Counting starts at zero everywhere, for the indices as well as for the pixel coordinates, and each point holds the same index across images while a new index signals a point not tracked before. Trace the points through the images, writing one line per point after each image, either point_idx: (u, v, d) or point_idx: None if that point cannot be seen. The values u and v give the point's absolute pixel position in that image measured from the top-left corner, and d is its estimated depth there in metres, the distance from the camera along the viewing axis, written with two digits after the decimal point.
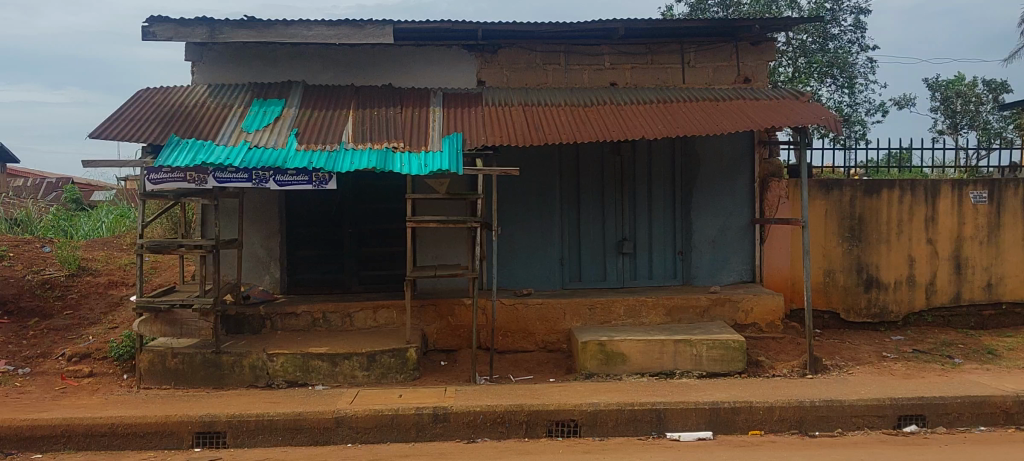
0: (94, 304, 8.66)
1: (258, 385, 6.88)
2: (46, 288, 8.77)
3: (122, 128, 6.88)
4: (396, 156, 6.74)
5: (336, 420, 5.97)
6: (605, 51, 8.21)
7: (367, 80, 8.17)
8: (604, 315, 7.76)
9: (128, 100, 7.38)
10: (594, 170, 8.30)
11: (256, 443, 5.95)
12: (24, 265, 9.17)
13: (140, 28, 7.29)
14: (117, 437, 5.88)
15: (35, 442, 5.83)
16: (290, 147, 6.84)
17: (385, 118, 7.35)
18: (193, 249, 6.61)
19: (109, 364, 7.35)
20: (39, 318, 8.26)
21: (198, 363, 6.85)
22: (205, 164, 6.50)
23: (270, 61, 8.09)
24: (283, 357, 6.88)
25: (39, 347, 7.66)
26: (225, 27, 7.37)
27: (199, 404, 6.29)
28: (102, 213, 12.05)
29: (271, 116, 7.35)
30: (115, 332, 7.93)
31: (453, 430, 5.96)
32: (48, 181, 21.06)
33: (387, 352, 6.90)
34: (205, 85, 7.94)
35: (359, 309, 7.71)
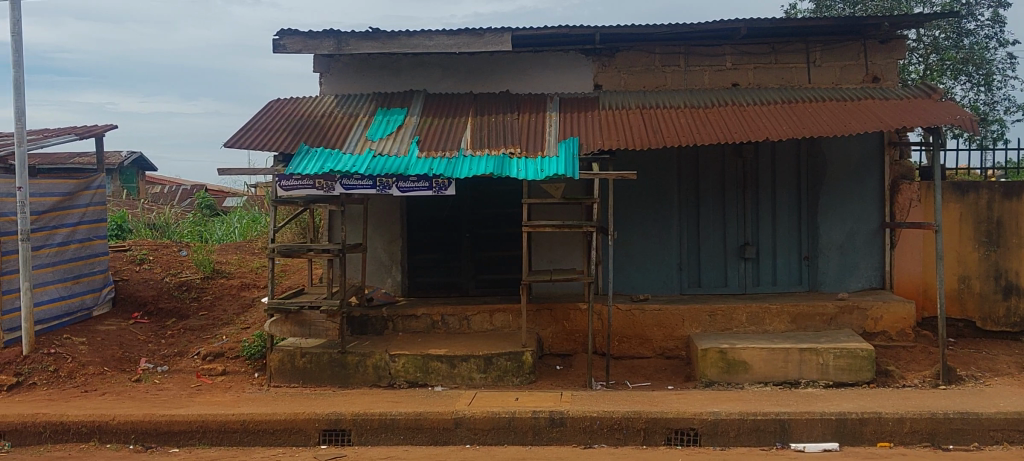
0: (227, 305, 9.08)
1: (381, 385, 7.08)
2: (182, 289, 9.27)
3: (255, 137, 7.23)
4: (513, 162, 6.82)
5: (455, 421, 6.08)
6: (726, 51, 8.07)
7: (487, 87, 8.28)
8: (725, 322, 7.63)
9: (260, 110, 7.75)
10: (714, 172, 8.18)
11: (378, 441, 6.12)
12: (163, 268, 9.72)
13: (272, 41, 7.63)
14: (248, 433, 6.16)
15: (173, 436, 6.17)
16: (412, 154, 7.01)
17: (503, 125, 7.44)
18: (322, 252, 6.88)
19: (242, 363, 7.69)
20: (176, 318, 8.73)
21: (325, 363, 7.11)
22: (332, 172, 6.78)
23: (392, 70, 8.32)
24: (405, 358, 7.05)
25: (176, 347, 8.10)
26: (351, 39, 7.66)
27: (325, 403, 6.52)
28: (235, 218, 12.56)
29: (394, 124, 7.55)
30: (246, 332, 8.28)
31: (570, 434, 5.98)
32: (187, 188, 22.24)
33: (504, 355, 6.97)
34: (332, 95, 8.26)
35: (476, 312, 7.82)
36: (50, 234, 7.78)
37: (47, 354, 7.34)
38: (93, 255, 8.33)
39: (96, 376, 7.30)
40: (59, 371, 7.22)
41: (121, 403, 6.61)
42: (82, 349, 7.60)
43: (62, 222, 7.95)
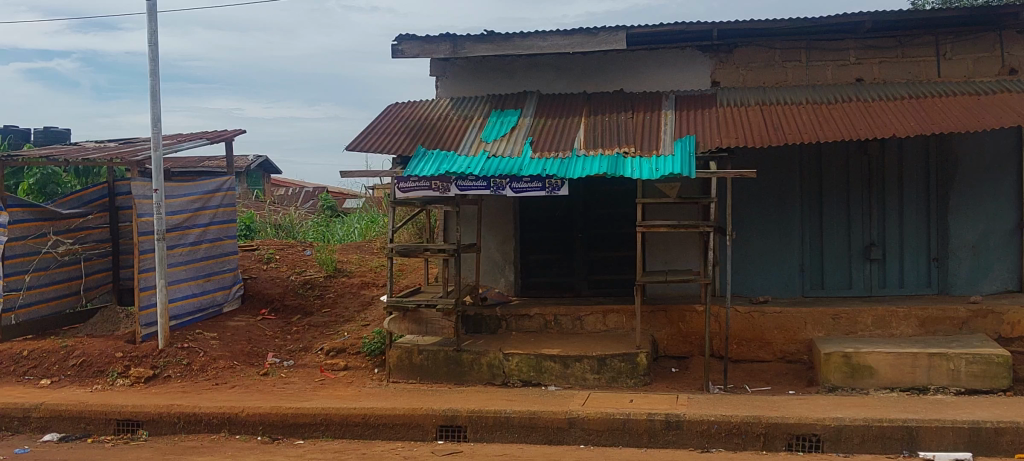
0: (349, 302, 9.32)
1: (495, 383, 7.16)
2: (307, 287, 9.61)
3: (375, 141, 7.45)
4: (627, 161, 6.80)
5: (569, 421, 6.10)
6: (850, 45, 7.81)
7: (601, 86, 8.25)
8: (849, 325, 7.38)
9: (379, 114, 7.99)
10: (837, 170, 7.93)
11: (493, 439, 6.21)
12: (288, 266, 10.12)
13: (391, 46, 7.85)
14: (369, 427, 6.35)
15: (298, 428, 6.41)
16: (526, 155, 7.08)
17: (617, 124, 7.41)
18: (438, 252, 7.02)
19: (363, 359, 7.91)
20: (301, 314, 9.06)
21: (441, 360, 7.25)
22: (447, 174, 6.92)
23: (507, 72, 8.41)
24: (519, 357, 7.11)
25: (302, 342, 8.40)
26: (467, 42, 7.80)
27: (442, 400, 6.64)
28: (355, 219, 12.79)
29: (508, 125, 7.63)
30: (367, 329, 8.51)
31: (686, 438, 5.91)
32: (311, 189, 22.95)
33: (619, 356, 6.93)
34: (448, 98, 8.42)
35: (589, 312, 7.80)
36: (183, 234, 8.20)
37: (181, 348, 7.74)
38: (223, 254, 8.73)
39: (226, 369, 7.65)
40: (192, 364, 7.60)
41: (249, 396, 6.91)
42: (213, 344, 7.97)
43: (194, 222, 8.36)
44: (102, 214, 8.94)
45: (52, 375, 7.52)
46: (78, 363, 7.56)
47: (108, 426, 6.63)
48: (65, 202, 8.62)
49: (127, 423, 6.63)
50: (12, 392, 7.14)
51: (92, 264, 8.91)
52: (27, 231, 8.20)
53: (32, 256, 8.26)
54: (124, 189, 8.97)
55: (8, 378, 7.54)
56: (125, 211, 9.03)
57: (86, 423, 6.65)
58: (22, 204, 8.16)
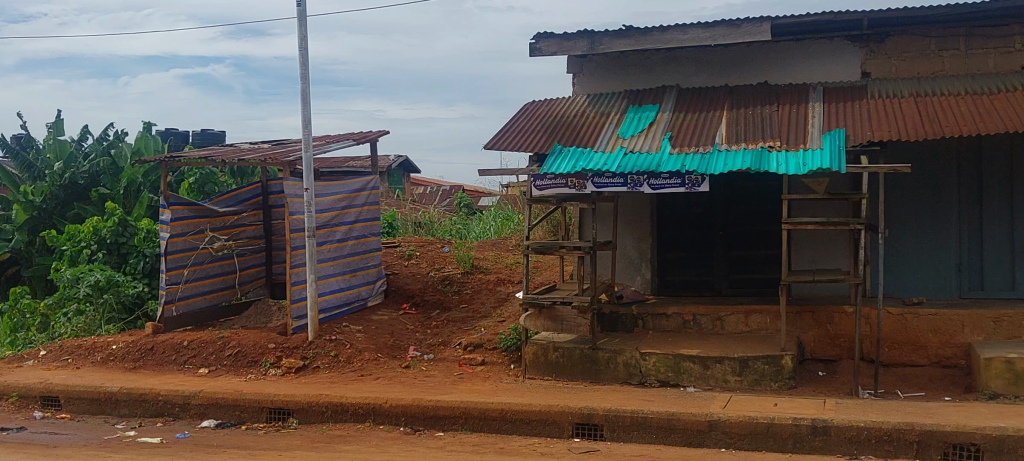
0: (485, 299, 9.40)
1: (632, 383, 7.09)
2: (445, 283, 9.80)
3: (513, 139, 7.56)
4: (772, 156, 6.61)
5: (710, 424, 5.97)
6: (1015, 31, 7.32)
7: (743, 79, 8.05)
8: (1012, 330, 6.94)
9: (517, 113, 8.09)
10: (1000, 165, 7.45)
11: (631, 439, 6.17)
12: (428, 263, 10.36)
13: (529, 45, 7.96)
14: (507, 422, 6.43)
15: (439, 420, 6.55)
16: (665, 150, 6.99)
17: (761, 118, 7.21)
18: (573, 250, 7.03)
19: (499, 354, 7.98)
20: (440, 310, 9.24)
21: (577, 358, 7.25)
22: (584, 171, 6.93)
23: (646, 67, 8.34)
24: (656, 357, 7.02)
25: (441, 336, 8.57)
26: (604, 38, 7.82)
27: (579, 398, 6.64)
28: (491, 215, 12.93)
29: (646, 121, 7.56)
30: (503, 325, 8.58)
31: (833, 444, 5.70)
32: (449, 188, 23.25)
33: (762, 358, 6.74)
34: (585, 95, 8.44)
35: (730, 312, 7.63)
36: (331, 231, 8.53)
37: (329, 340, 8.05)
38: (366, 251, 9.06)
39: (371, 361, 7.88)
40: (339, 356, 7.88)
41: (391, 388, 7.11)
42: (358, 337, 8.24)
43: (340, 220, 8.68)
44: (256, 212, 9.48)
45: (210, 364, 7.95)
46: (233, 353, 7.97)
47: (260, 413, 6.96)
48: (222, 200, 9.08)
49: (278, 412, 6.94)
50: (174, 380, 7.60)
51: (246, 260, 9.39)
52: (187, 228, 8.67)
53: (191, 251, 8.74)
54: (276, 188, 9.56)
55: (171, 366, 8.03)
56: (277, 209, 9.61)
57: (241, 410, 7.00)
58: (184, 203, 8.67)
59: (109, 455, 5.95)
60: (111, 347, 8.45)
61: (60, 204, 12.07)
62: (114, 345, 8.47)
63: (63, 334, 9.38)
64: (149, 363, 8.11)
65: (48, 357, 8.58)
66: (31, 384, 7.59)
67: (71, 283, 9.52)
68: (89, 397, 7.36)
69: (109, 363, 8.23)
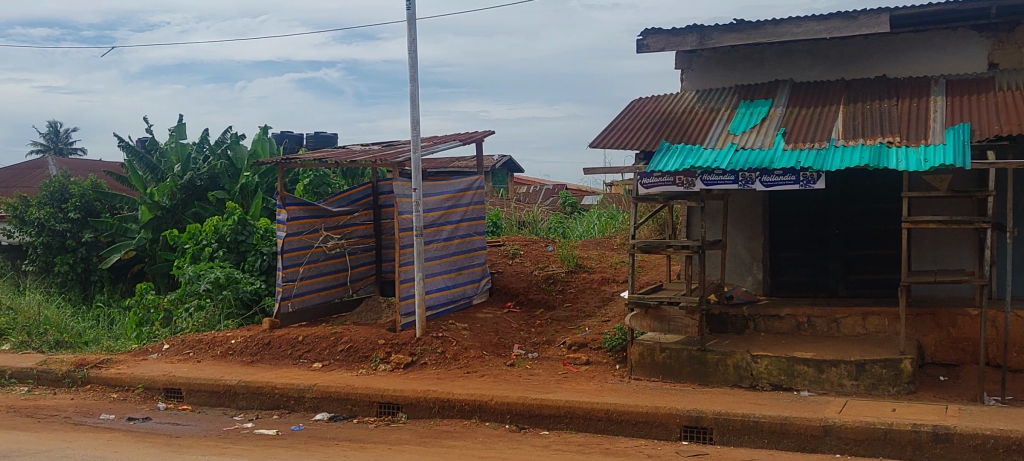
0: (589, 298, 9.36)
1: (742, 386, 6.95)
2: (549, 282, 9.81)
3: (619, 136, 7.58)
4: (891, 152, 6.38)
5: (824, 429, 5.81)
6: None
7: (860, 73, 7.79)
8: None
9: (623, 110, 8.11)
10: None
11: (742, 443, 6.05)
12: (533, 262, 10.42)
13: (636, 41, 7.97)
14: (613, 423, 6.39)
15: (544, 419, 6.56)
16: (777, 147, 6.85)
17: (879, 112, 6.96)
18: (681, 249, 6.94)
19: (605, 354, 7.94)
20: (544, 308, 9.26)
21: (686, 359, 7.15)
22: (693, 168, 6.84)
23: (757, 61, 8.18)
24: (768, 360, 6.85)
25: (545, 335, 8.59)
26: (714, 33, 7.75)
27: (686, 399, 6.55)
28: (595, 215, 12.75)
29: (758, 117, 7.42)
30: (608, 325, 8.53)
31: (957, 452, 5.45)
32: (550, 187, 23.23)
33: (879, 361, 6.51)
34: (694, 91, 8.36)
35: (846, 314, 7.39)
36: (438, 230, 8.73)
37: (435, 337, 8.17)
38: (472, 249, 9.25)
39: (477, 359, 7.96)
40: (446, 353, 7.99)
41: (497, 385, 7.16)
42: (465, 334, 8.34)
43: (447, 220, 8.87)
44: (366, 213, 9.72)
45: (323, 359, 8.18)
46: (345, 348, 8.18)
47: (371, 407, 7.12)
48: (336, 201, 9.34)
49: (387, 406, 7.08)
50: (289, 373, 7.85)
51: (357, 258, 9.64)
52: (303, 227, 8.97)
53: (306, 249, 9.03)
54: (386, 189, 9.79)
55: (286, 360, 8.30)
56: (387, 210, 9.81)
57: (352, 405, 7.18)
58: (299, 203, 8.95)
59: (228, 446, 6.18)
60: (230, 342, 8.79)
61: (182, 204, 12.60)
62: (233, 339, 8.81)
63: (186, 328, 9.79)
64: (266, 357, 8.40)
65: (171, 350, 9.00)
66: (156, 376, 7.97)
67: (193, 279, 10.10)
68: (209, 389, 7.68)
69: (227, 357, 8.56)
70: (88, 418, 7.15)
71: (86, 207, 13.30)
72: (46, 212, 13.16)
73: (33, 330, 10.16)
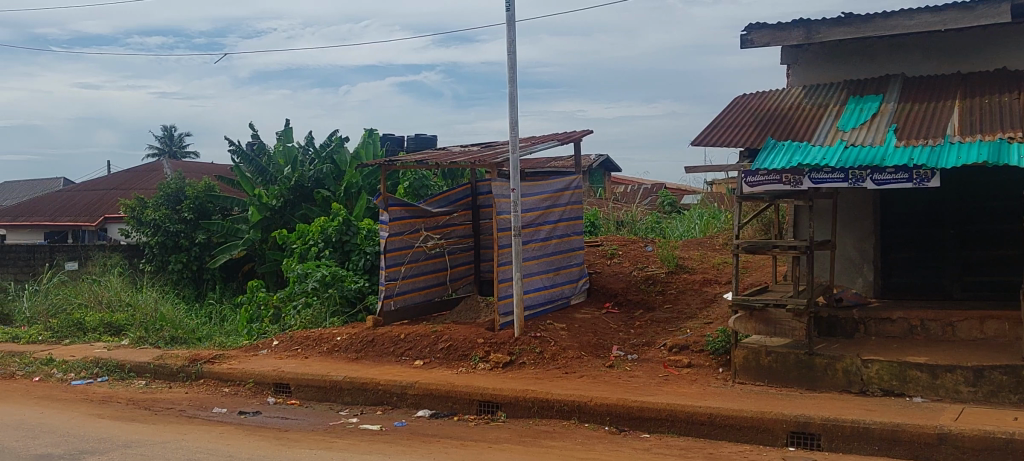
0: (691, 299, 9.19)
1: (852, 391, 6.72)
2: (648, 283, 9.69)
3: (722, 134, 7.51)
4: (1013, 148, 6.07)
5: (939, 436, 5.57)
6: None
7: (978, 66, 7.45)
8: None
9: (727, 107, 8.02)
10: None
11: (851, 450, 5.85)
12: (632, 262, 10.32)
13: (740, 37, 7.84)
14: (716, 427, 6.27)
15: (645, 422, 6.48)
16: (889, 143, 6.63)
17: (1000, 106, 6.64)
18: (788, 249, 6.76)
19: (707, 357, 7.80)
20: (643, 309, 9.17)
21: (792, 363, 6.96)
22: (801, 166, 6.62)
23: (868, 56, 7.90)
24: (879, 365, 6.61)
25: (645, 337, 8.49)
26: (822, 27, 7.59)
27: (792, 404, 6.38)
28: (696, 214, 12.57)
29: (869, 113, 7.20)
30: (710, 327, 8.36)
31: None
32: (648, 186, 22.96)
33: (999, 368, 6.21)
34: (800, 86, 8.18)
35: (962, 318, 7.08)
36: (537, 230, 8.75)
37: (534, 337, 8.18)
38: (570, 249, 9.25)
39: (575, 359, 7.93)
40: (544, 353, 7.98)
41: (597, 386, 7.12)
42: (563, 335, 8.33)
43: (546, 219, 8.89)
44: (466, 213, 9.82)
45: (424, 357, 8.29)
46: (446, 347, 8.27)
47: (471, 406, 7.18)
48: (436, 201, 9.46)
49: (488, 405, 7.12)
50: (391, 371, 7.98)
51: (456, 258, 9.75)
52: (404, 227, 9.11)
53: (408, 249, 9.18)
54: (484, 189, 9.85)
55: (389, 358, 8.44)
56: (486, 210, 9.91)
57: (453, 402, 7.25)
58: (401, 204, 9.11)
59: (334, 440, 6.31)
60: (335, 339, 9.00)
61: (290, 204, 13.01)
62: (338, 336, 9.01)
63: (294, 325, 10.06)
64: (370, 354, 8.57)
65: (279, 346, 9.27)
66: (265, 371, 8.22)
67: (301, 277, 10.41)
68: (316, 385, 7.88)
69: (333, 354, 8.77)
70: (201, 411, 7.42)
71: (200, 208, 13.89)
72: (161, 213, 13.72)
73: (151, 326, 10.62)
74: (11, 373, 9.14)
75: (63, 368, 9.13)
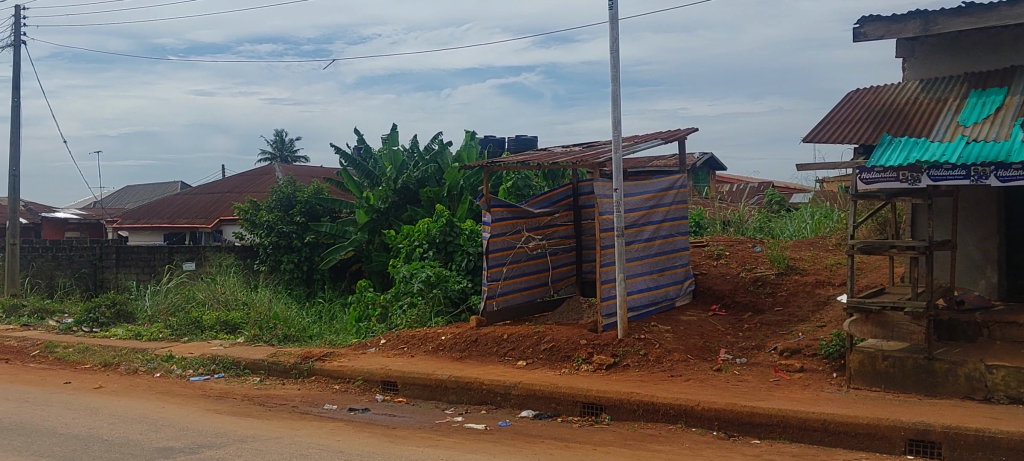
0: (803, 301, 8.89)
1: (976, 398, 6.38)
2: (758, 285, 9.44)
3: (835, 131, 7.28)
4: None
5: None
6: None
7: None
8: None
9: (839, 103, 7.77)
10: None
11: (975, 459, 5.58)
12: (740, 263, 10.08)
13: (853, 30, 7.59)
14: (829, 434, 6.04)
15: (755, 427, 6.31)
16: (1015, 138, 6.28)
17: None
18: (906, 250, 6.47)
19: (820, 361, 7.53)
20: (752, 312, 8.94)
21: (910, 368, 6.67)
22: (919, 162, 6.35)
23: (991, 47, 7.49)
24: (1005, 371, 6.27)
25: (754, 340, 8.26)
26: (940, 18, 7.28)
27: (911, 411, 6.11)
28: (807, 213, 12.21)
29: (992, 106, 6.83)
30: (824, 330, 8.06)
31: None
32: (755, 184, 22.38)
33: None
34: (917, 80, 7.84)
35: None
36: (640, 231, 8.67)
37: (638, 339, 8.06)
38: (675, 250, 9.12)
39: (681, 362, 7.77)
40: (649, 355, 7.86)
41: (705, 390, 6.96)
42: (667, 337, 8.19)
43: (649, 219, 8.80)
44: (568, 213, 9.80)
45: (527, 357, 8.28)
46: (548, 348, 8.24)
47: (575, 407, 7.12)
48: (537, 202, 9.47)
49: (592, 407, 7.05)
50: (494, 371, 8.00)
51: (558, 259, 9.74)
52: (506, 228, 9.14)
53: (510, 250, 9.20)
54: (587, 189, 9.83)
55: (492, 357, 8.46)
56: (588, 210, 9.84)
57: (557, 404, 7.21)
58: (503, 205, 9.12)
59: (440, 438, 6.35)
60: (440, 339, 9.08)
61: (394, 207, 13.23)
62: (443, 336, 9.10)
63: (400, 324, 10.18)
64: (473, 354, 8.61)
65: (387, 345, 9.43)
66: (373, 369, 8.38)
67: (406, 278, 10.59)
68: (422, 383, 7.97)
69: (438, 353, 8.84)
70: (313, 407, 7.60)
71: (310, 211, 14.30)
72: (274, 216, 14.17)
73: (265, 324, 10.96)
74: (134, 369, 9.57)
75: (182, 365, 9.50)
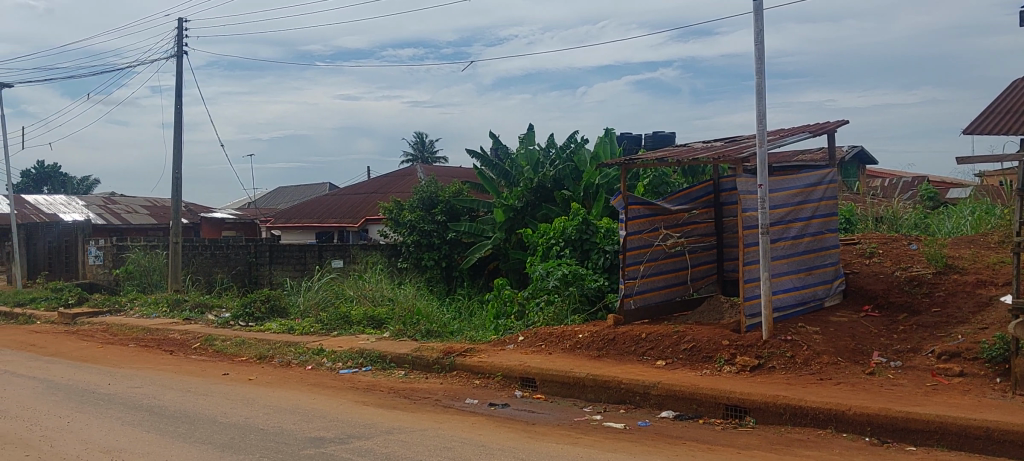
0: (963, 302, 8.39)
1: None
2: (913, 284, 8.98)
3: (997, 123, 6.88)
4: None
5: None
6: None
7: None
8: None
9: (1003, 92, 7.33)
10: None
11: None
12: (893, 262, 9.62)
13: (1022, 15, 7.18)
14: (993, 442, 5.68)
15: (910, 434, 6.00)
16: None
17: None
18: None
19: (982, 366, 7.08)
20: (906, 313, 8.52)
21: None
22: None
23: None
24: None
25: (909, 343, 7.86)
26: None
27: None
28: (967, 209, 11.55)
29: None
30: (987, 332, 7.58)
31: None
32: (908, 179, 21.26)
33: None
34: None
35: None
36: (787, 227, 8.42)
37: (784, 340, 7.82)
38: (824, 248, 8.80)
39: (831, 365, 7.47)
40: (796, 357, 7.61)
41: (856, 394, 6.68)
42: (815, 338, 7.92)
43: (797, 216, 8.53)
44: (708, 210, 9.60)
45: (667, 357, 8.17)
46: (689, 348, 8.11)
47: (718, 409, 6.97)
48: (675, 198, 9.33)
49: (735, 409, 6.89)
50: (634, 370, 7.93)
51: (698, 257, 9.57)
52: (644, 226, 9.07)
53: (647, 248, 9.12)
54: (728, 185, 9.60)
55: (631, 356, 8.39)
56: (729, 206, 9.60)
57: (698, 405, 7.08)
58: (641, 202, 9.06)
59: (581, 436, 6.34)
60: (578, 336, 9.09)
61: (531, 205, 13.35)
62: (581, 334, 9.10)
63: (538, 321, 10.22)
64: (612, 352, 8.56)
65: (525, 342, 9.50)
66: (513, 365, 8.47)
67: (543, 276, 10.68)
68: (561, 380, 7.99)
69: (576, 350, 8.83)
70: (456, 402, 7.75)
71: (450, 210, 14.64)
72: (415, 215, 14.56)
73: (408, 320, 11.26)
74: (288, 361, 10.03)
75: (332, 358, 9.89)
